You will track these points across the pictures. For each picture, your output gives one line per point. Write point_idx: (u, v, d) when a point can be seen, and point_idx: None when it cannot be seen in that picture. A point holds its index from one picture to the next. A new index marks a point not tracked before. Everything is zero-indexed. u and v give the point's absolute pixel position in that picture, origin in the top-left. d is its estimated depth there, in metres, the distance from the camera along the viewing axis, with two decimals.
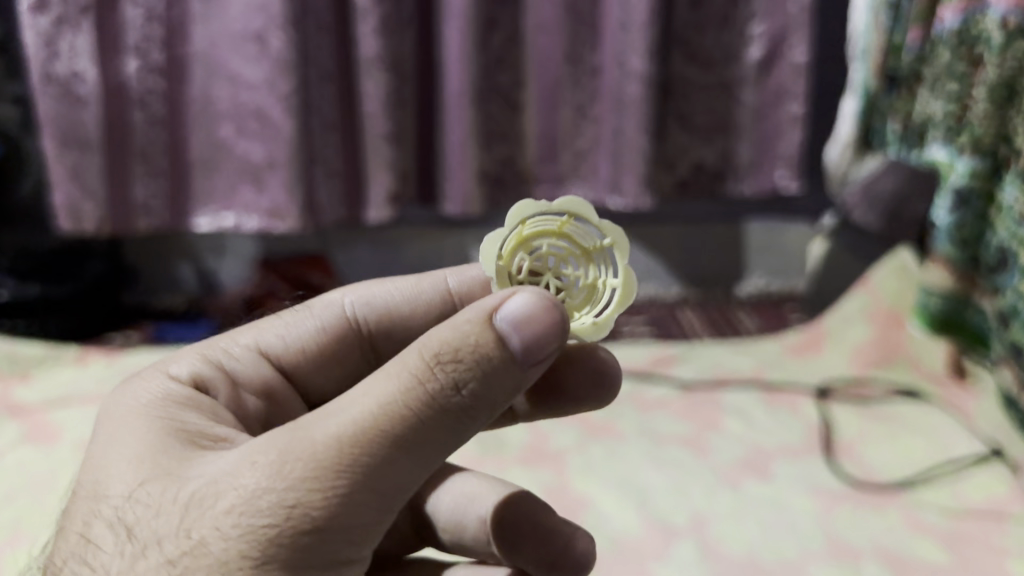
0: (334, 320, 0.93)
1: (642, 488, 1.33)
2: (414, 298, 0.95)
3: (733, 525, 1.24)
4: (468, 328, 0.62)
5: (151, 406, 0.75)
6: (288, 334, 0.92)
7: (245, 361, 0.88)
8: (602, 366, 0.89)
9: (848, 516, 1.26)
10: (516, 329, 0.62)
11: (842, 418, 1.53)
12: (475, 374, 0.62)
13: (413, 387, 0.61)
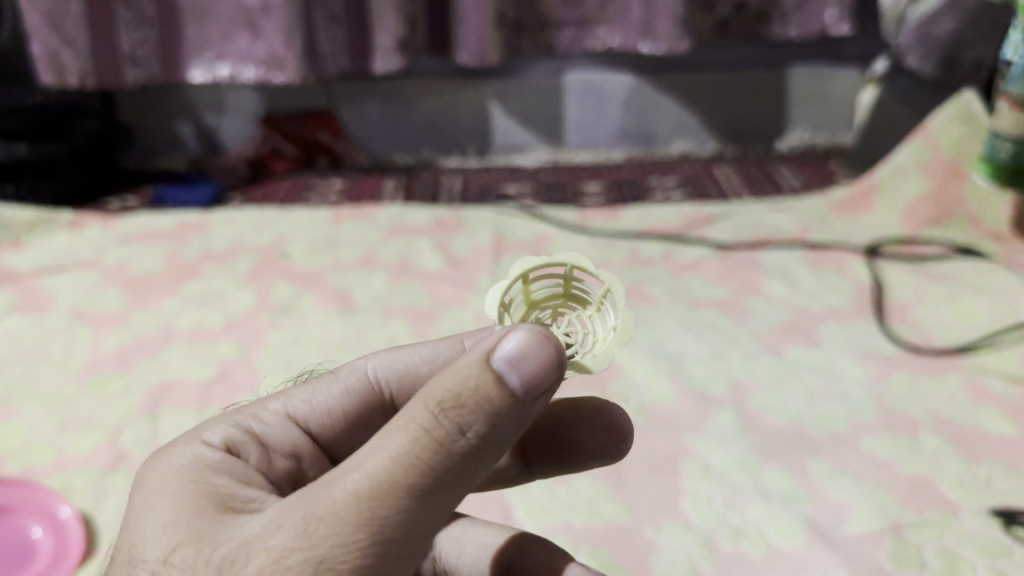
0: (361, 378, 0.74)
1: (675, 354, 1.22)
2: (430, 356, 0.77)
3: (776, 393, 1.13)
4: (466, 373, 0.53)
5: (182, 464, 0.61)
6: (321, 394, 0.73)
7: (275, 426, 0.69)
8: (614, 426, 0.77)
9: (903, 384, 1.15)
10: (513, 367, 0.53)
11: (895, 278, 1.40)
12: (484, 418, 0.53)
13: (419, 435, 0.52)
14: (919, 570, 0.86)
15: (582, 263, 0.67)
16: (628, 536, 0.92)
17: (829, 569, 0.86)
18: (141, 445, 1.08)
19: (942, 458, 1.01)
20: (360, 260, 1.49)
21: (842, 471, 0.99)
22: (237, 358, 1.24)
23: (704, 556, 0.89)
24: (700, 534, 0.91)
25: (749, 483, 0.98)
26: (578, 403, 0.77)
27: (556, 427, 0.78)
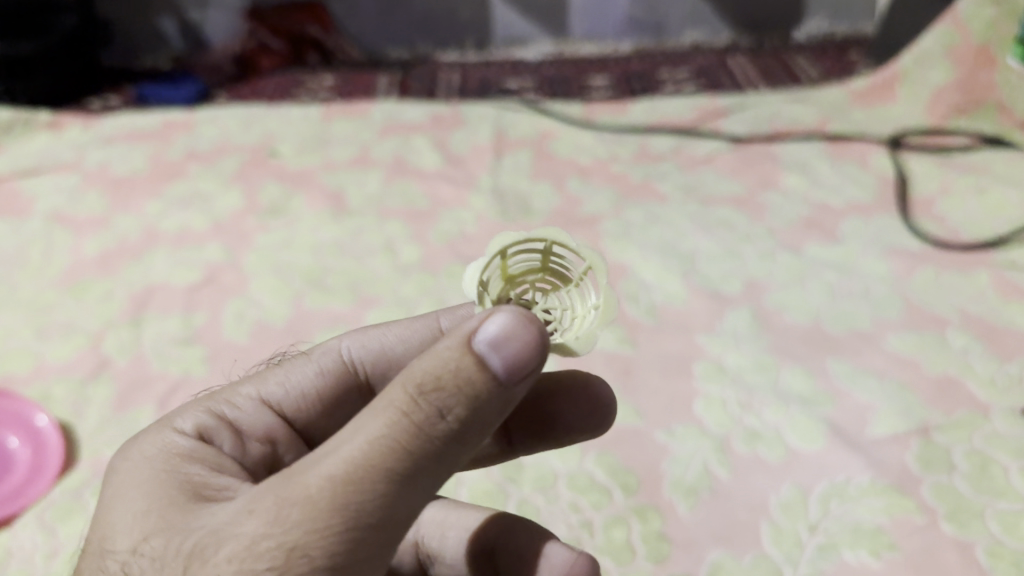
0: (337, 360, 0.70)
1: (687, 253, 1.15)
2: (407, 333, 0.72)
3: (794, 291, 1.07)
4: (444, 356, 0.48)
5: (156, 450, 0.57)
6: (296, 375, 0.69)
7: (250, 412, 0.65)
8: (596, 398, 0.70)
9: (928, 280, 1.08)
10: (495, 349, 0.47)
11: (920, 170, 1.32)
12: (466, 400, 0.47)
13: (396, 418, 0.47)
14: (948, 474, 0.81)
15: (562, 239, 0.59)
16: (638, 441, 0.86)
17: (854, 473, 0.81)
18: (123, 352, 1.03)
19: (971, 357, 0.95)
20: (353, 158, 1.41)
21: (866, 371, 0.94)
22: (226, 261, 1.18)
23: (719, 460, 0.84)
24: (716, 438, 0.86)
25: (766, 384, 0.92)
26: (555, 376, 0.70)
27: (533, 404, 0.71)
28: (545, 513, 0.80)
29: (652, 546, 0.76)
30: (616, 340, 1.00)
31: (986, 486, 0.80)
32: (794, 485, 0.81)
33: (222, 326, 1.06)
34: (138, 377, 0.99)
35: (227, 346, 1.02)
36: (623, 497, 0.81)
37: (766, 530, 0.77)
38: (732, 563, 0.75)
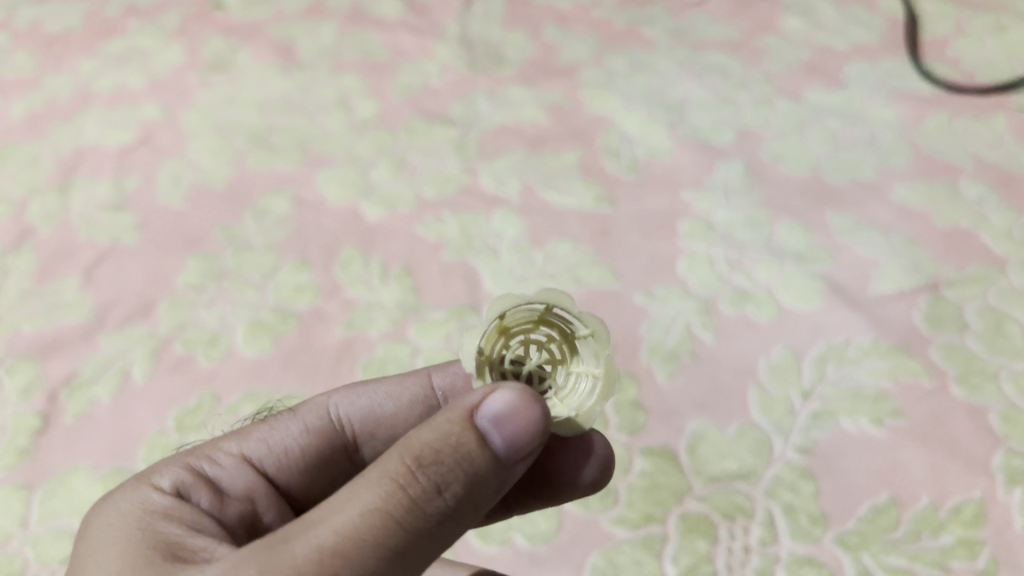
0: (324, 417, 0.59)
1: (674, 102, 1.03)
2: (398, 392, 0.61)
3: (792, 141, 0.95)
4: (442, 428, 0.42)
5: (129, 505, 0.48)
6: (283, 431, 0.57)
7: (229, 467, 0.54)
8: (604, 462, 0.54)
9: (940, 125, 0.97)
10: (497, 425, 0.42)
11: (931, 8, 1.16)
12: (465, 476, 0.41)
13: (393, 488, 0.40)
14: (960, 332, 0.72)
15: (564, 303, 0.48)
16: (614, 305, 0.78)
17: (853, 333, 0.72)
18: (48, 220, 0.93)
19: (987, 207, 0.85)
20: (307, 8, 1.27)
21: (869, 225, 0.83)
22: (164, 122, 1.06)
23: (703, 323, 0.75)
24: (701, 299, 0.77)
25: (758, 241, 0.82)
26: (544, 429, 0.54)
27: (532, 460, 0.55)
28: None
29: (626, 417, 0.68)
30: (593, 198, 0.89)
31: (1002, 347, 0.71)
32: (786, 349, 0.72)
33: (157, 190, 0.96)
34: (63, 246, 0.89)
35: (162, 211, 0.93)
36: None
37: (754, 397, 0.69)
38: (714, 433, 0.66)
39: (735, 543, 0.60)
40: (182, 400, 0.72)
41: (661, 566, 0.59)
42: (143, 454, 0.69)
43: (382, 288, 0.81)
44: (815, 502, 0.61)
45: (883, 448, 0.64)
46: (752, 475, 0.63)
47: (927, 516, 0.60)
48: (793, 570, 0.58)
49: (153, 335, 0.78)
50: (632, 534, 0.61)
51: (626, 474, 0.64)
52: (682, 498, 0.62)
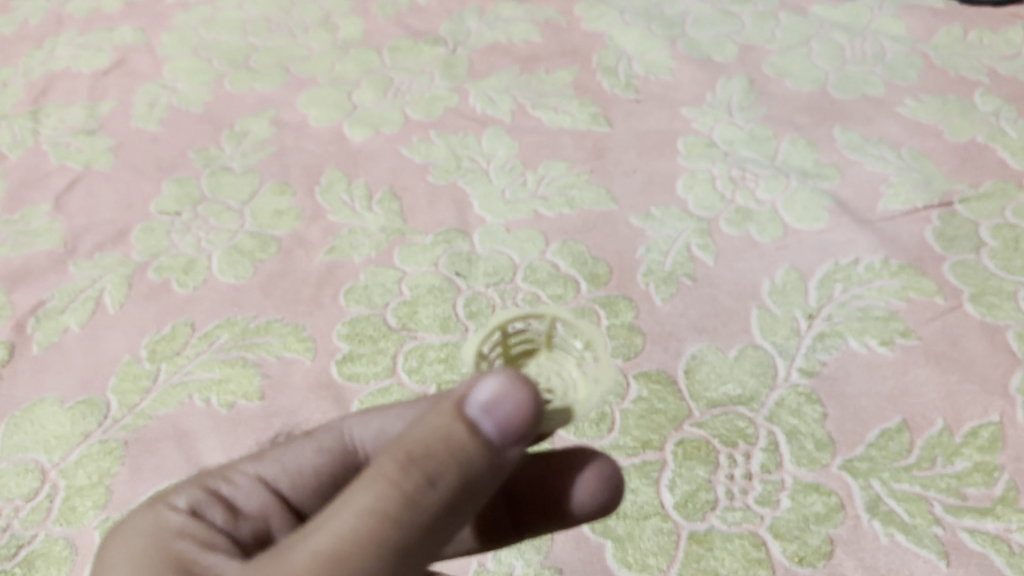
0: (340, 440, 0.48)
1: (673, 18, 0.97)
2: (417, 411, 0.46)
3: (798, 56, 0.90)
4: (432, 423, 0.36)
5: (143, 524, 0.41)
6: (300, 451, 0.47)
7: (245, 492, 0.45)
8: (610, 484, 0.46)
9: (955, 37, 0.91)
10: (488, 412, 0.36)
11: None
12: (460, 469, 0.35)
13: (389, 488, 0.34)
14: (975, 251, 0.68)
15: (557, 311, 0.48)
16: (610, 227, 0.73)
17: (861, 251, 0.68)
18: (17, 146, 0.89)
19: (1003, 122, 0.80)
20: None
21: (878, 141, 0.79)
22: (139, 45, 1.01)
23: (702, 244, 0.71)
24: (701, 220, 0.73)
25: (762, 158, 0.78)
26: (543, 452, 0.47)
27: (530, 482, 0.47)
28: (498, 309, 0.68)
29: (621, 340, 0.65)
30: (588, 117, 0.84)
31: (1019, 266, 0.67)
32: (790, 268, 0.68)
33: (132, 114, 0.91)
34: (33, 172, 0.85)
35: (137, 136, 0.88)
36: (589, 289, 0.69)
37: (756, 318, 0.65)
38: (714, 356, 0.63)
39: (736, 470, 0.56)
40: (156, 327, 0.69)
41: (657, 493, 0.55)
42: (114, 384, 0.65)
43: (367, 212, 0.76)
44: (821, 426, 0.57)
45: (894, 369, 0.60)
46: (754, 399, 0.60)
47: (942, 440, 0.56)
48: (798, 496, 0.54)
49: (126, 262, 0.75)
50: (627, 461, 0.57)
51: (621, 402, 0.61)
52: (681, 423, 0.59)
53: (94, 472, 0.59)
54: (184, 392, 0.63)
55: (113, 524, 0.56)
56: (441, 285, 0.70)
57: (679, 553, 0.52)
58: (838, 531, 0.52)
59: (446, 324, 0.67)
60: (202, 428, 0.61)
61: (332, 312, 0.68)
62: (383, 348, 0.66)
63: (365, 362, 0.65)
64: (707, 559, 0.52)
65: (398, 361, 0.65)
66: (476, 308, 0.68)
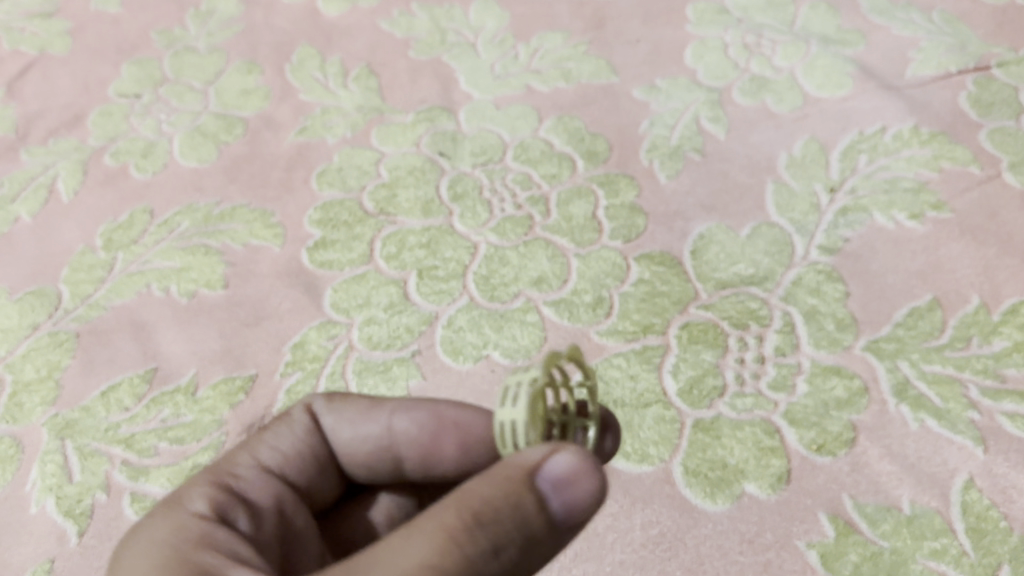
0: (312, 432, 0.44)
1: None
2: (373, 428, 0.43)
3: None
4: (495, 481, 0.31)
5: (168, 531, 0.35)
6: (286, 436, 0.43)
7: (256, 483, 0.40)
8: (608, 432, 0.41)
9: None
10: (559, 489, 0.31)
11: None
12: (527, 537, 0.31)
13: (450, 545, 0.30)
14: (1015, 117, 0.61)
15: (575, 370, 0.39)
16: (610, 100, 0.66)
17: (888, 120, 0.62)
18: None
19: None
20: None
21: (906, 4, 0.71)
22: None
23: (712, 116, 0.63)
24: (712, 91, 0.65)
25: (780, 25, 0.70)
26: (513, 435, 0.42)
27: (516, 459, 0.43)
28: (485, 192, 0.61)
29: (622, 220, 0.58)
30: None
31: None
32: (811, 139, 0.61)
33: None
34: None
35: (96, 17, 0.81)
36: (585, 168, 0.61)
37: (772, 193, 0.58)
38: (724, 234, 0.56)
39: (747, 354, 0.50)
40: (112, 215, 0.63)
41: (659, 380, 0.50)
42: (67, 274, 0.59)
43: (342, 90, 0.69)
44: (843, 306, 0.51)
45: (924, 245, 0.54)
46: (769, 278, 0.54)
47: (978, 319, 0.50)
48: (817, 381, 0.48)
49: (82, 148, 0.68)
50: (626, 346, 0.52)
51: (620, 285, 0.55)
52: (686, 306, 0.53)
53: (43, 366, 0.54)
54: (142, 282, 0.58)
55: (62, 420, 0.51)
56: (423, 166, 0.63)
57: (683, 443, 0.47)
58: (861, 417, 0.47)
59: (428, 208, 0.60)
60: (160, 319, 0.56)
61: (303, 197, 0.62)
62: (359, 234, 0.59)
63: (338, 249, 0.58)
64: (714, 448, 0.47)
65: (375, 247, 0.58)
66: (461, 190, 0.61)
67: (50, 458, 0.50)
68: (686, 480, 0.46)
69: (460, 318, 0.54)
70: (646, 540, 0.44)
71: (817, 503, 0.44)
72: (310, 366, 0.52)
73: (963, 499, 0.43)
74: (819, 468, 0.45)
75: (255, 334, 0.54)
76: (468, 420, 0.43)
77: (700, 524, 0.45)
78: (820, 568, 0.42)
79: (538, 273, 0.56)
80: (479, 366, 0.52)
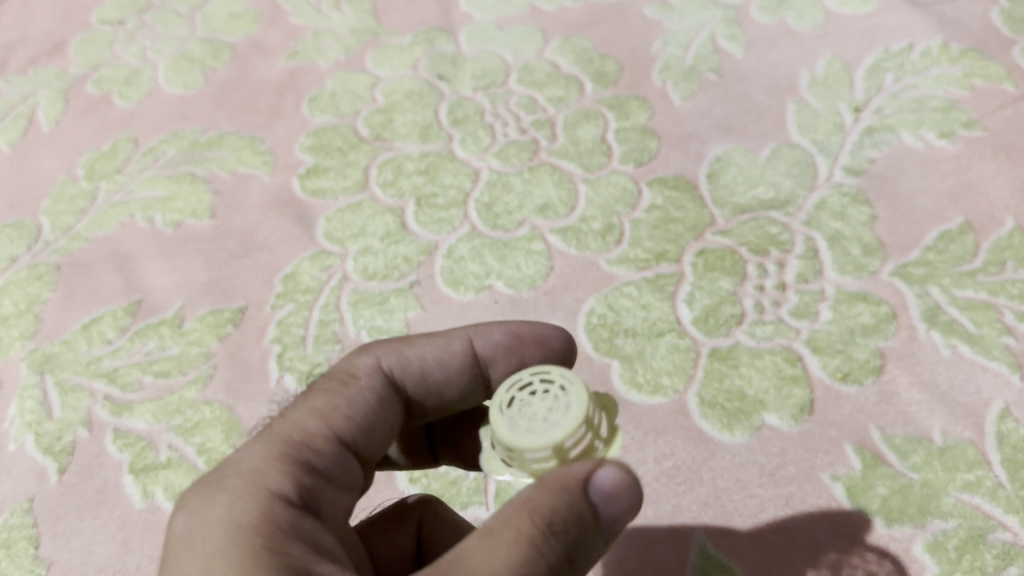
0: (386, 383, 0.35)
1: None
2: (449, 355, 0.36)
3: None
4: (549, 484, 0.28)
5: (246, 515, 0.28)
6: (354, 395, 0.33)
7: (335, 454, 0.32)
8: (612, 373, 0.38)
9: None
10: (609, 501, 0.28)
11: None
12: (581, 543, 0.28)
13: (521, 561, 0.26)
14: None
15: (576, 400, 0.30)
16: (620, 20, 0.62)
17: (916, 36, 0.57)
18: None
19: None
20: None
21: None
22: None
23: (729, 35, 0.59)
24: (729, 8, 0.61)
25: None
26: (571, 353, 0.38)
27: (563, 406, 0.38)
28: (487, 116, 0.57)
29: (633, 144, 0.55)
30: None
31: None
32: (834, 57, 0.57)
33: None
34: None
35: None
36: (594, 90, 0.58)
37: (793, 114, 0.55)
38: (742, 158, 0.53)
39: (767, 281, 0.47)
40: (94, 145, 0.59)
41: (672, 308, 0.47)
42: (47, 205, 0.56)
43: (335, 11, 0.65)
44: (869, 230, 0.48)
45: (956, 165, 0.50)
46: (790, 202, 0.50)
47: (1014, 241, 0.47)
48: (841, 307, 0.45)
49: (63, 76, 0.64)
50: (637, 275, 0.48)
51: (631, 212, 0.51)
52: (702, 232, 0.50)
53: (21, 299, 0.51)
54: (125, 212, 0.55)
55: (42, 354, 0.49)
56: (421, 90, 0.59)
57: (698, 373, 0.44)
58: (889, 344, 0.44)
59: (427, 133, 0.57)
60: (144, 250, 0.53)
61: (294, 123, 0.59)
62: (354, 161, 0.56)
63: (332, 176, 0.55)
64: (731, 378, 0.44)
65: (371, 174, 0.55)
66: (461, 115, 0.58)
67: (29, 394, 0.47)
68: (702, 411, 0.43)
69: (461, 247, 0.51)
70: (660, 474, 0.42)
71: (842, 435, 0.42)
72: (303, 298, 0.49)
73: (998, 429, 0.41)
74: (844, 398, 0.43)
75: (244, 265, 0.51)
76: (542, 332, 0.37)
77: (717, 456, 0.42)
78: (845, 501, 0.40)
79: (544, 200, 0.53)
80: (482, 297, 0.49)
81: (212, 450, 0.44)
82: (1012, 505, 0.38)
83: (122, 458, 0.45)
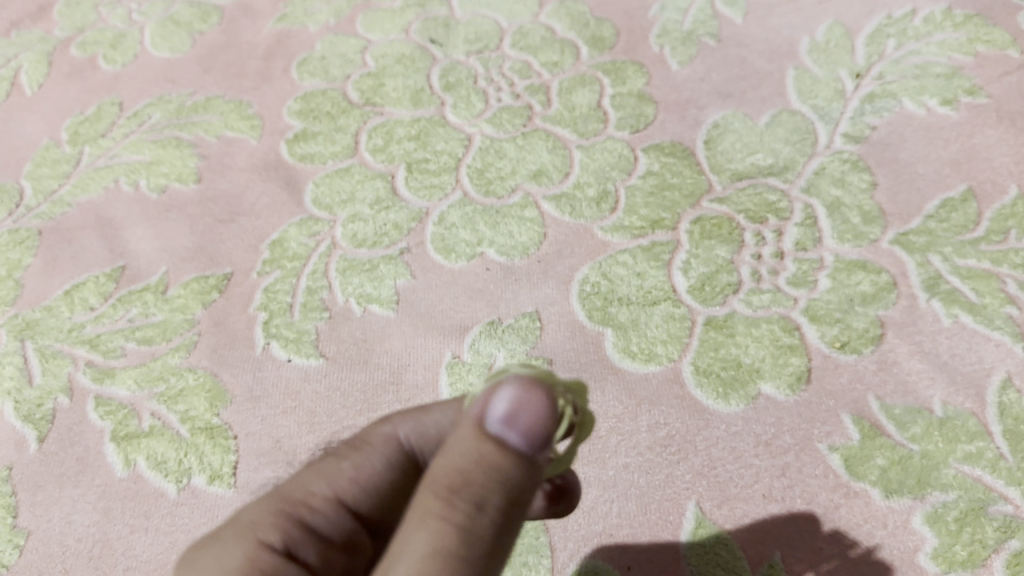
0: (403, 454, 0.30)
1: None
2: None
3: None
4: (456, 447, 0.25)
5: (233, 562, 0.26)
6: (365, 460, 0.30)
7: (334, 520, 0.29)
8: None
9: None
10: (509, 423, 0.24)
11: None
12: (509, 487, 0.24)
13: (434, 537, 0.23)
14: None
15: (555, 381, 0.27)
16: None
17: (919, 2, 0.56)
18: None
19: None
20: None
21: None
22: None
23: None
24: None
25: None
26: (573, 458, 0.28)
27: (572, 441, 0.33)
28: (480, 81, 0.56)
29: (629, 109, 0.53)
30: None
31: None
32: (835, 23, 0.56)
33: None
34: None
35: None
36: (590, 55, 0.57)
37: (792, 80, 0.53)
38: (741, 124, 0.52)
39: (765, 249, 0.46)
40: (78, 108, 0.58)
41: (668, 276, 0.46)
42: (30, 169, 0.55)
43: None
44: (869, 197, 0.47)
45: (958, 133, 0.49)
46: (789, 169, 0.49)
47: (1017, 210, 0.45)
48: (840, 276, 0.44)
49: (47, 39, 0.63)
50: (632, 243, 0.47)
51: (626, 178, 0.50)
52: (699, 199, 0.49)
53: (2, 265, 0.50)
54: (109, 177, 0.53)
55: (22, 321, 0.47)
56: (413, 54, 0.58)
57: (693, 342, 0.43)
58: (889, 312, 0.43)
59: (418, 97, 0.56)
60: (128, 216, 0.51)
61: (282, 86, 0.57)
62: (343, 125, 0.54)
63: (321, 141, 0.54)
64: (727, 347, 0.43)
65: (361, 139, 0.54)
66: (454, 79, 0.56)
67: (9, 360, 0.46)
68: (697, 380, 0.42)
69: (452, 214, 0.50)
70: (653, 443, 0.41)
71: (840, 405, 0.41)
72: (290, 265, 0.48)
73: (1000, 400, 0.40)
74: (842, 367, 0.42)
75: (230, 231, 0.50)
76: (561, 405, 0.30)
77: (712, 426, 0.41)
78: (842, 472, 0.39)
79: (537, 166, 0.51)
80: (474, 264, 0.48)
81: (196, 418, 0.43)
82: (1013, 477, 0.38)
83: (104, 426, 0.44)
